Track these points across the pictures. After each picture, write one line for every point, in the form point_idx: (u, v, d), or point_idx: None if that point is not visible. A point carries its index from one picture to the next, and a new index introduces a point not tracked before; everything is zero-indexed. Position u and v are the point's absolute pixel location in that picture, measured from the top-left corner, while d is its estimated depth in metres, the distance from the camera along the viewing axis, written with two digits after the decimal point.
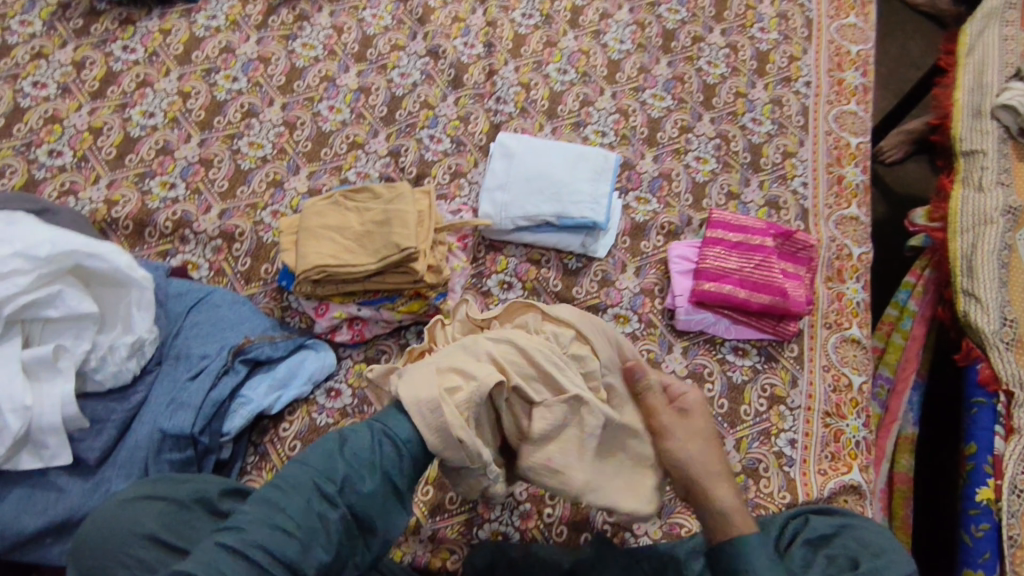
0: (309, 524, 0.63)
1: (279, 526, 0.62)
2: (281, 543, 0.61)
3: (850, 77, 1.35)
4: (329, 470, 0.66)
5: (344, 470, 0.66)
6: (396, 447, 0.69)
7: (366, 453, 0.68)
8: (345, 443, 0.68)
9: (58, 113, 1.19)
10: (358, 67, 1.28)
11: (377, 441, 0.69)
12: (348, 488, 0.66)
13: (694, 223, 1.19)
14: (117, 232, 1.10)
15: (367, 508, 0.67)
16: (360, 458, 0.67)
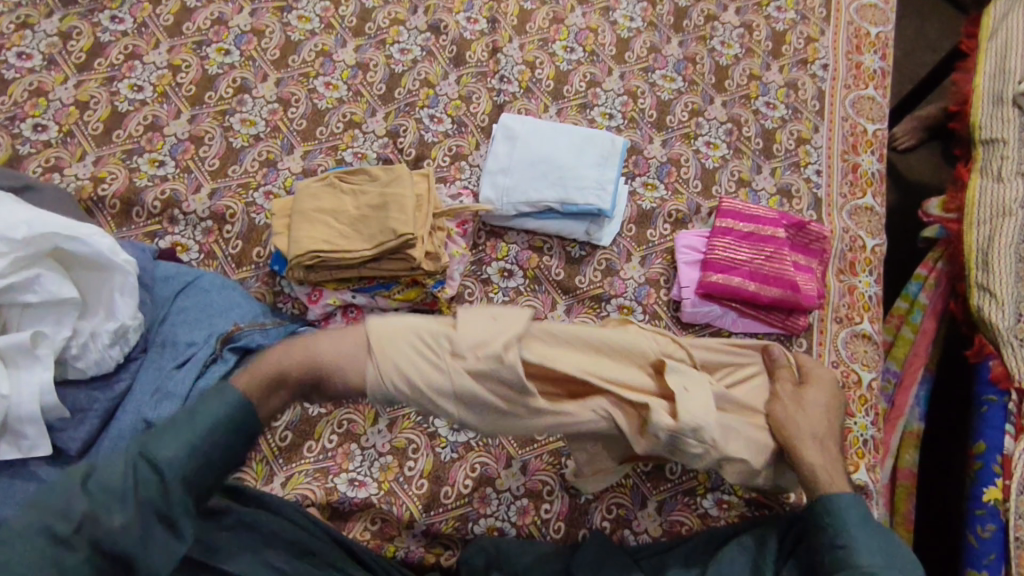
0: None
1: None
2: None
3: (869, 61, 1.29)
4: (67, 511, 0.60)
5: (84, 510, 0.61)
6: (157, 467, 0.63)
7: (117, 483, 0.62)
8: (90, 475, 0.63)
9: (43, 85, 1.14)
10: (356, 41, 1.22)
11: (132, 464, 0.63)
12: (90, 525, 0.60)
13: (702, 211, 1.14)
14: (104, 211, 1.06)
15: (117, 544, 0.61)
16: (106, 488, 0.61)
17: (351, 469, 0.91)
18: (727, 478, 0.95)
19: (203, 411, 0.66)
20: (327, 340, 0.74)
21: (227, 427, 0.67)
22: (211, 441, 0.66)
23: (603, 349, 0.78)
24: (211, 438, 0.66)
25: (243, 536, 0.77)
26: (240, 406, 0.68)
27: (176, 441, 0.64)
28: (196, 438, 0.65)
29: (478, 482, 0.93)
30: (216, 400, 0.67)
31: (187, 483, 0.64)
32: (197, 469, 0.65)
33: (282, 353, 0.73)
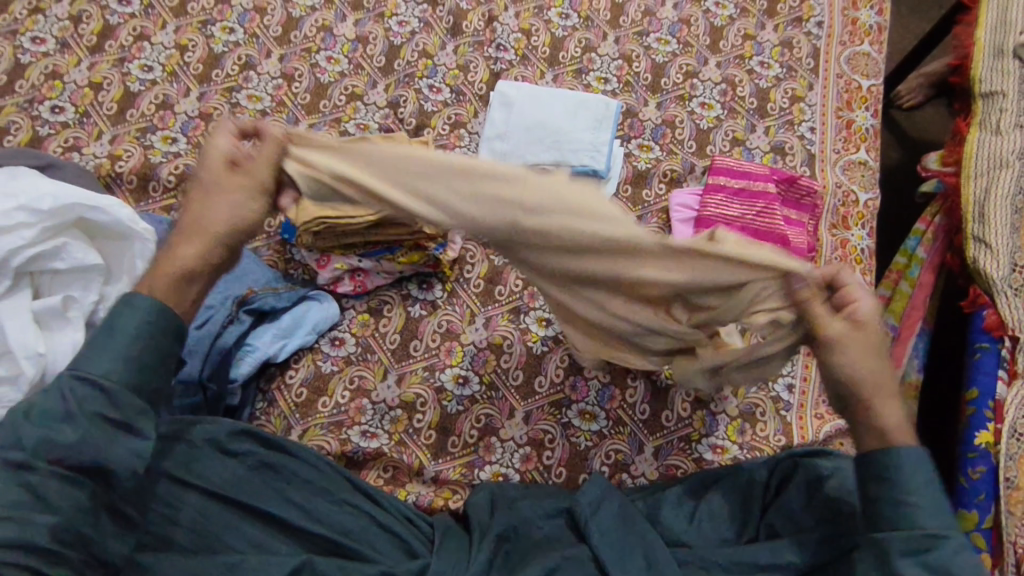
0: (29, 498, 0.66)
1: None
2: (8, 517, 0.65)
3: (865, 16, 1.30)
4: (18, 441, 0.67)
5: (35, 436, 0.67)
6: (93, 384, 0.69)
7: (57, 407, 0.68)
8: (30, 409, 0.68)
9: (58, 68, 1.19)
10: (355, 15, 1.26)
11: (67, 388, 0.69)
12: (48, 446, 0.67)
13: (697, 170, 1.17)
14: (122, 187, 1.12)
15: (74, 459, 0.67)
16: (49, 413, 0.68)
17: (363, 422, 0.97)
18: (721, 424, 1.01)
19: (120, 326, 0.71)
20: (210, 204, 0.73)
21: (152, 330, 0.72)
22: (145, 345, 0.72)
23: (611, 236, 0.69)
24: (144, 344, 0.72)
25: (264, 479, 0.84)
26: (155, 308, 0.72)
27: (108, 358, 0.70)
28: (127, 346, 0.71)
29: (483, 432, 0.99)
30: (128, 316, 0.71)
31: (135, 388, 0.71)
32: (141, 372, 0.72)
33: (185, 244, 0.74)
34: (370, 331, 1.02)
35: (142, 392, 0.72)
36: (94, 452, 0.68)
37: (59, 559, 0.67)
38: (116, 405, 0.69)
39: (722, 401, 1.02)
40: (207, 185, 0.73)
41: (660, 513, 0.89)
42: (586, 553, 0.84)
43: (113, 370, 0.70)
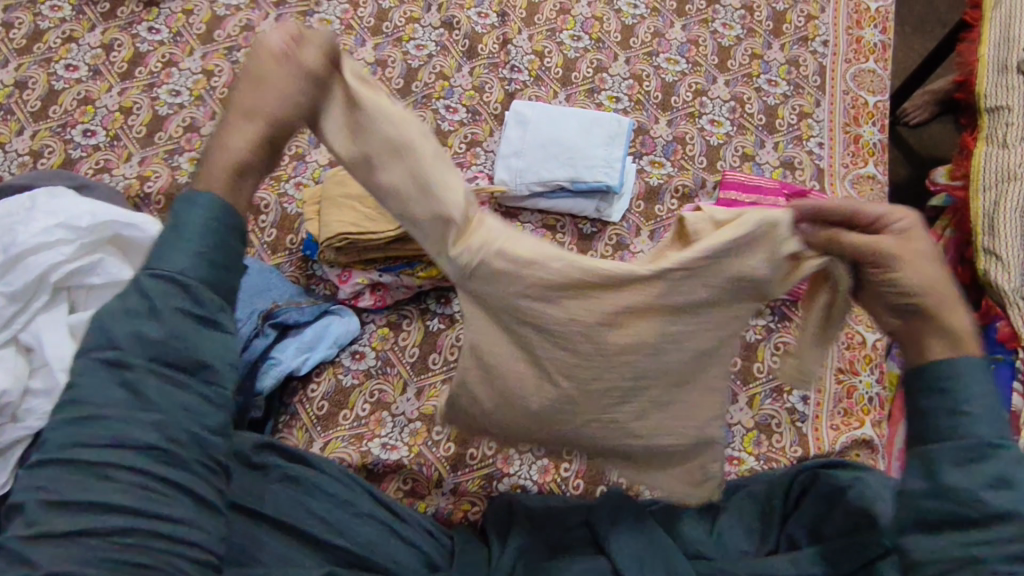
0: (119, 398, 0.59)
1: (87, 416, 0.58)
2: (94, 432, 0.58)
3: (869, 35, 1.33)
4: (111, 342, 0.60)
5: (127, 334, 0.60)
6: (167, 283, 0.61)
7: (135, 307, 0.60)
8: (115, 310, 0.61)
9: (90, 94, 1.24)
10: (374, 40, 1.30)
11: (148, 282, 0.61)
12: (142, 346, 0.60)
13: (708, 185, 1.19)
14: (150, 207, 1.15)
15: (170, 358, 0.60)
16: (132, 313, 0.60)
17: (382, 435, 0.99)
18: (737, 436, 1.02)
19: (187, 223, 0.62)
20: (256, 101, 0.64)
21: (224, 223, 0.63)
22: (215, 233, 0.63)
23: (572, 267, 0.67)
24: (216, 238, 0.63)
25: (289, 490, 0.85)
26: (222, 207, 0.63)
27: (179, 253, 0.61)
28: (199, 242, 0.62)
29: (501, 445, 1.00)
30: (195, 211, 0.62)
31: (212, 286, 0.62)
32: (219, 268, 0.63)
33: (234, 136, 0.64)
34: (389, 345, 1.05)
35: (219, 290, 0.63)
36: (186, 349, 0.60)
37: (175, 462, 0.60)
38: (196, 302, 0.62)
39: (738, 412, 1.03)
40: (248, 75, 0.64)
41: (679, 525, 0.89)
42: (607, 566, 0.84)
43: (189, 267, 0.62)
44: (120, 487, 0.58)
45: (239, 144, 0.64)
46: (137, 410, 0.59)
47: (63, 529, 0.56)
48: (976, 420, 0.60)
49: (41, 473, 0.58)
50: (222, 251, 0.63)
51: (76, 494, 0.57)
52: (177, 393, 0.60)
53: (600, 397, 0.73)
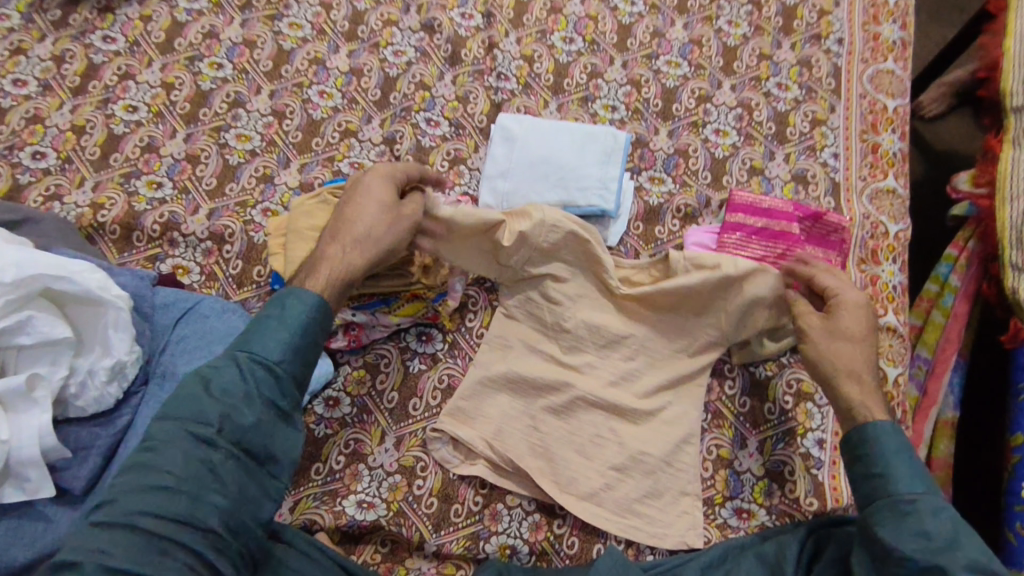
0: (196, 471, 0.69)
1: (162, 485, 0.67)
2: (168, 499, 0.66)
3: (888, 31, 1.22)
4: (201, 416, 0.71)
5: (219, 413, 0.71)
6: (264, 370, 0.75)
7: (234, 387, 0.73)
8: (210, 385, 0.73)
9: (40, 112, 1.14)
10: (348, 46, 1.20)
11: (247, 369, 0.75)
12: (230, 426, 0.71)
13: (713, 205, 1.10)
14: (105, 237, 1.06)
15: (251, 438, 0.72)
16: (229, 392, 0.73)
17: (359, 491, 0.91)
18: (746, 485, 0.94)
19: (288, 317, 0.78)
20: (359, 213, 0.86)
21: (312, 326, 0.79)
22: (305, 336, 0.78)
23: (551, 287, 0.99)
24: (307, 335, 0.79)
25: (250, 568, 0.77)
26: (319, 309, 0.80)
27: (276, 344, 0.77)
28: (293, 338, 0.77)
29: (489, 499, 0.92)
30: (295, 309, 0.78)
31: (297, 382, 0.78)
32: (304, 368, 0.79)
33: (334, 246, 0.85)
34: (366, 390, 0.96)
35: (299, 385, 0.79)
36: (266, 438, 0.73)
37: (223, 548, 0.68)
38: (282, 394, 0.76)
39: (747, 458, 0.95)
40: (375, 205, 0.87)
41: None
42: None
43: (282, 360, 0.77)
44: (175, 562, 0.65)
45: (343, 247, 0.84)
46: (206, 489, 0.68)
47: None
48: (888, 480, 0.74)
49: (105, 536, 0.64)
50: (302, 359, 0.78)
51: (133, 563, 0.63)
52: (245, 471, 0.72)
53: (577, 435, 0.95)
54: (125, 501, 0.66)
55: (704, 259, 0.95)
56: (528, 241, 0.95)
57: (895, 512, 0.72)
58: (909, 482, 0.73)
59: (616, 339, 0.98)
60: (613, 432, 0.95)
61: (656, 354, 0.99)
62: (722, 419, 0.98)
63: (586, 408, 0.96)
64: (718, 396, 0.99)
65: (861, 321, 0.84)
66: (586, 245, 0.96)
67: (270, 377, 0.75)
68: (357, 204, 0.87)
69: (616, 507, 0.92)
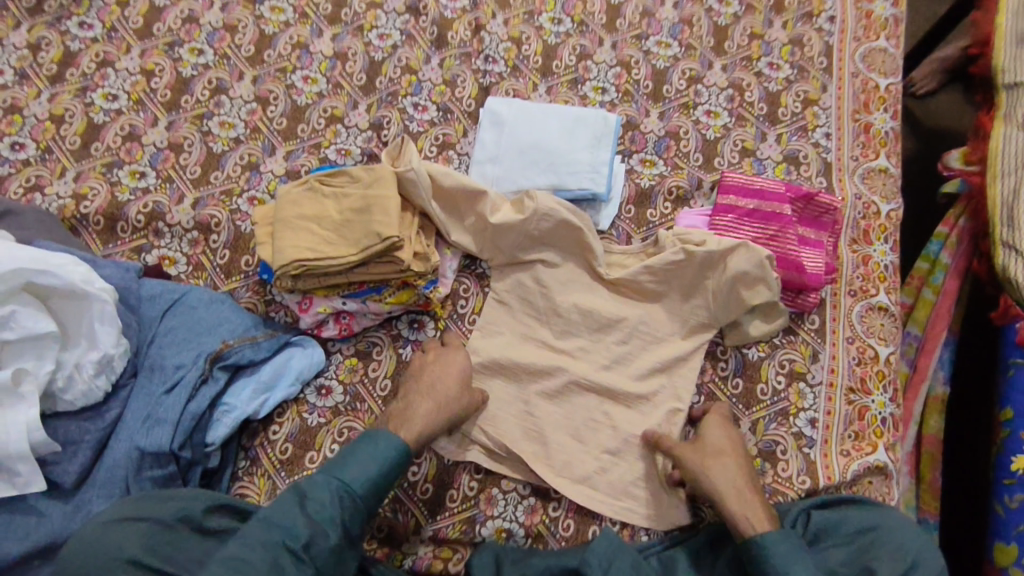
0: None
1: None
2: None
3: (880, 8, 1.20)
4: (290, 531, 0.73)
5: (306, 533, 0.73)
6: (353, 498, 0.78)
7: (326, 511, 0.75)
8: (304, 501, 0.76)
9: (17, 101, 1.11)
10: (332, 30, 1.17)
11: (338, 497, 0.77)
12: (313, 548, 0.73)
13: (705, 186, 1.09)
14: (89, 229, 1.04)
15: (327, 562, 0.74)
16: (321, 516, 0.75)
17: None
18: None
19: (382, 452, 0.80)
20: (441, 374, 0.90)
21: (398, 463, 0.81)
22: (391, 475, 0.81)
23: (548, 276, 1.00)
24: (393, 471, 0.81)
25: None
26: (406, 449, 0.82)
27: (364, 474, 0.79)
28: (383, 473, 0.80)
29: (484, 484, 0.92)
30: (385, 446, 0.81)
31: (372, 510, 0.80)
32: (380, 499, 0.81)
33: (420, 398, 0.87)
34: (358, 378, 0.94)
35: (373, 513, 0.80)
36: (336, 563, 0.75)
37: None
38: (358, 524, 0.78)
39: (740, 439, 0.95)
40: (457, 366, 0.91)
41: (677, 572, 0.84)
42: None
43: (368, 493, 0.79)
44: None
45: (433, 402, 0.87)
46: None
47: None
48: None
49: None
50: (382, 497, 0.80)
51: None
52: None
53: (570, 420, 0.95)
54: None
55: (690, 238, 0.97)
56: (516, 226, 0.96)
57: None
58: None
59: (608, 322, 0.98)
60: (606, 416, 0.95)
61: (648, 337, 0.98)
62: (715, 401, 0.97)
63: (579, 392, 0.96)
64: (711, 377, 0.98)
65: (724, 434, 0.90)
66: (577, 232, 0.97)
67: (354, 507, 0.78)
68: (437, 357, 0.92)
69: (610, 490, 0.92)
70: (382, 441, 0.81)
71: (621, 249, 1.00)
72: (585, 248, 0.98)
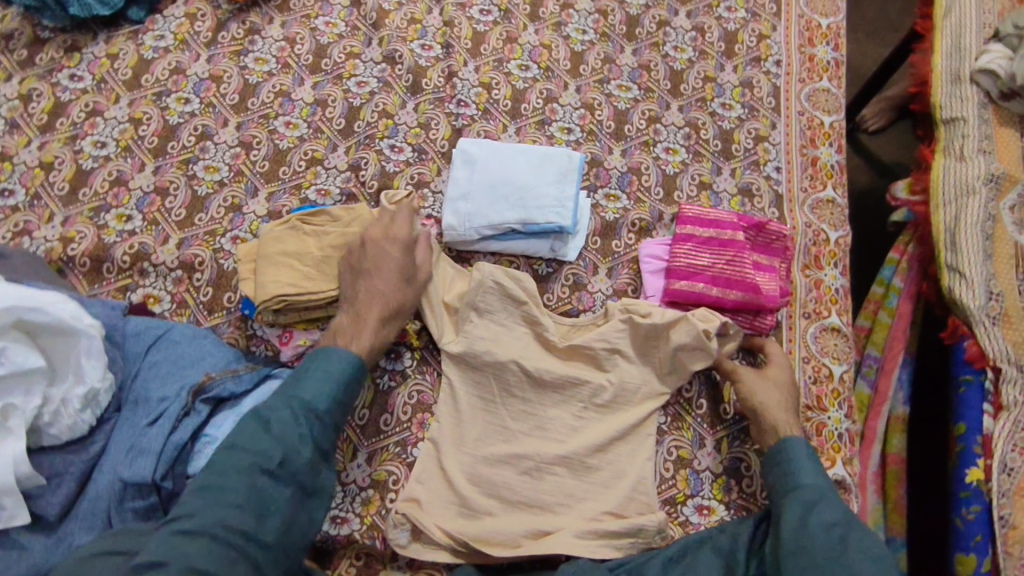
0: (259, 493, 0.76)
1: (233, 505, 0.74)
2: (237, 518, 0.74)
3: (822, 52, 1.31)
4: (266, 452, 0.79)
5: (279, 449, 0.80)
6: (315, 415, 0.84)
7: (293, 429, 0.82)
8: (269, 426, 0.82)
9: (8, 150, 1.16)
10: (313, 78, 1.24)
11: (299, 416, 0.83)
12: (289, 464, 0.80)
13: (665, 218, 1.16)
14: (76, 270, 1.08)
15: (305, 476, 0.81)
16: (289, 434, 0.81)
17: (333, 507, 0.94)
18: (706, 482, 0.98)
19: (334, 369, 0.88)
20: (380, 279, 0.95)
21: (352, 379, 0.89)
22: (346, 390, 0.89)
23: (506, 350, 1.00)
24: (347, 387, 0.88)
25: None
26: (357, 362, 0.90)
27: (320, 393, 0.86)
28: (337, 389, 0.87)
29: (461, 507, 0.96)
30: (336, 363, 0.89)
31: (335, 428, 0.87)
32: (340, 416, 0.88)
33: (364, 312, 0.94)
34: None
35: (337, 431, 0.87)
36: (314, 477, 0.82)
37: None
38: (325, 440, 0.85)
39: (706, 457, 0.99)
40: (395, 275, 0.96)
41: None
42: None
43: (327, 409, 0.86)
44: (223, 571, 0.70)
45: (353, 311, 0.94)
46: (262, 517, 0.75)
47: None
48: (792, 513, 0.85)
49: (188, 540, 0.70)
50: (337, 412, 0.87)
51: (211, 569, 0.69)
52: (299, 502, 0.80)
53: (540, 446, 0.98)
54: (203, 514, 0.73)
55: (637, 309, 1.02)
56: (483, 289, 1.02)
57: (803, 500, 0.87)
58: (813, 476, 0.89)
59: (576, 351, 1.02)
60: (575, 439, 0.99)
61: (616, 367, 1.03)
62: (681, 421, 1.01)
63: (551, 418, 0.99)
64: (677, 398, 1.03)
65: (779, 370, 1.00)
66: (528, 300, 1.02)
67: (315, 422, 0.84)
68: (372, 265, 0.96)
69: (583, 518, 0.93)
70: (333, 357, 0.88)
71: (572, 320, 1.04)
72: (539, 324, 1.02)
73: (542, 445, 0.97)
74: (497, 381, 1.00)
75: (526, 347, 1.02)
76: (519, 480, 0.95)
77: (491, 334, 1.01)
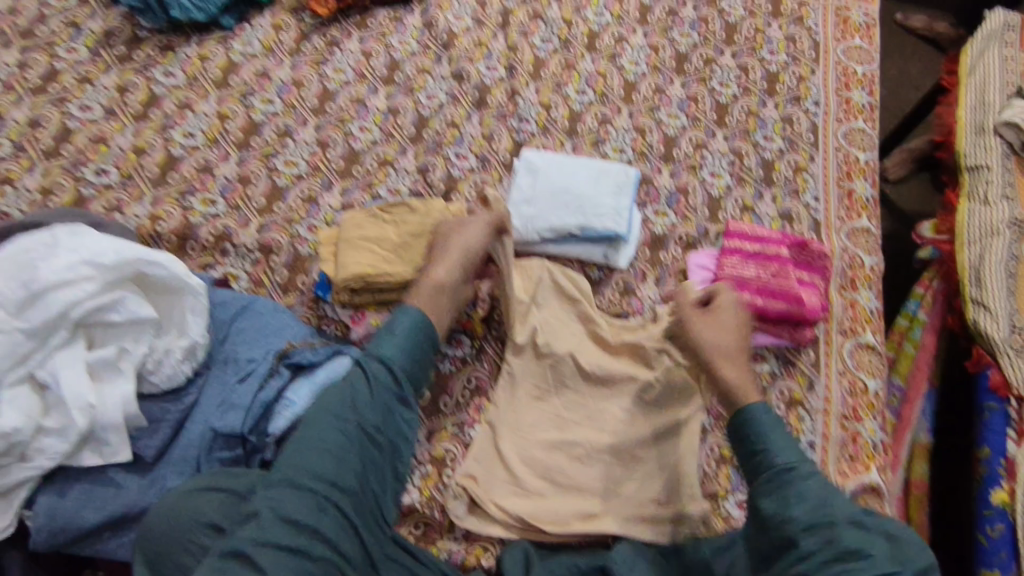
0: (339, 438, 0.83)
1: (319, 449, 0.81)
2: (322, 465, 0.80)
3: (857, 96, 1.41)
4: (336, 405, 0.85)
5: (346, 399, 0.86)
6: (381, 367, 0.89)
7: (349, 386, 0.87)
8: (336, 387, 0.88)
9: (104, 134, 1.26)
10: (386, 89, 1.34)
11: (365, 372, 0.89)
12: (358, 410, 0.85)
13: (711, 234, 1.23)
14: (161, 246, 1.16)
15: (377, 421, 0.86)
16: (354, 390, 0.87)
17: None
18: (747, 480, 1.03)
19: (395, 324, 0.92)
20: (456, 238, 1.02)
21: (418, 328, 0.93)
22: (413, 343, 0.92)
23: (566, 343, 1.08)
24: (412, 337, 0.92)
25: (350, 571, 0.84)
26: (421, 319, 0.94)
27: (383, 348, 0.90)
28: (403, 342, 0.91)
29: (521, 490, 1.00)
30: (404, 321, 0.93)
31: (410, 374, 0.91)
32: (413, 363, 0.92)
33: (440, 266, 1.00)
34: None
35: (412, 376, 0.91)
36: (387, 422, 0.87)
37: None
38: (397, 386, 0.89)
39: None
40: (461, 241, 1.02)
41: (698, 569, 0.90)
42: None
43: (394, 359, 0.90)
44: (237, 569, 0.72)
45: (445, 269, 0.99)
46: (342, 457, 0.82)
47: (282, 542, 0.74)
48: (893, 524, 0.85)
49: (276, 491, 0.78)
50: (404, 361, 0.91)
51: (300, 516, 0.76)
52: (378, 442, 0.86)
53: None
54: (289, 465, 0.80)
55: None
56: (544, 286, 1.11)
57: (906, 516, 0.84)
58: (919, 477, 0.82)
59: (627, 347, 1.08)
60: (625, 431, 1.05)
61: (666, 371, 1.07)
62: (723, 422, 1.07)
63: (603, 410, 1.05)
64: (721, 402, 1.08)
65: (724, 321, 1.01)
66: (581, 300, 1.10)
67: (381, 375, 0.89)
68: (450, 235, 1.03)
69: (630, 504, 0.98)
70: (394, 315, 0.93)
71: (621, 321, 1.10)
72: (593, 322, 1.09)
73: (593, 435, 1.03)
74: (551, 373, 1.06)
75: (581, 344, 1.08)
76: (570, 465, 1.00)
77: (551, 328, 1.08)
